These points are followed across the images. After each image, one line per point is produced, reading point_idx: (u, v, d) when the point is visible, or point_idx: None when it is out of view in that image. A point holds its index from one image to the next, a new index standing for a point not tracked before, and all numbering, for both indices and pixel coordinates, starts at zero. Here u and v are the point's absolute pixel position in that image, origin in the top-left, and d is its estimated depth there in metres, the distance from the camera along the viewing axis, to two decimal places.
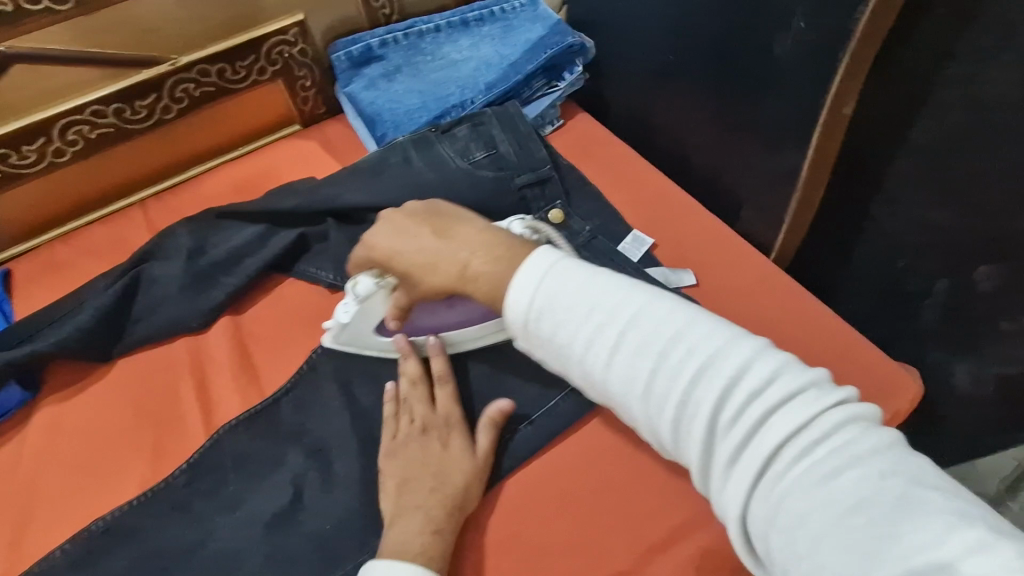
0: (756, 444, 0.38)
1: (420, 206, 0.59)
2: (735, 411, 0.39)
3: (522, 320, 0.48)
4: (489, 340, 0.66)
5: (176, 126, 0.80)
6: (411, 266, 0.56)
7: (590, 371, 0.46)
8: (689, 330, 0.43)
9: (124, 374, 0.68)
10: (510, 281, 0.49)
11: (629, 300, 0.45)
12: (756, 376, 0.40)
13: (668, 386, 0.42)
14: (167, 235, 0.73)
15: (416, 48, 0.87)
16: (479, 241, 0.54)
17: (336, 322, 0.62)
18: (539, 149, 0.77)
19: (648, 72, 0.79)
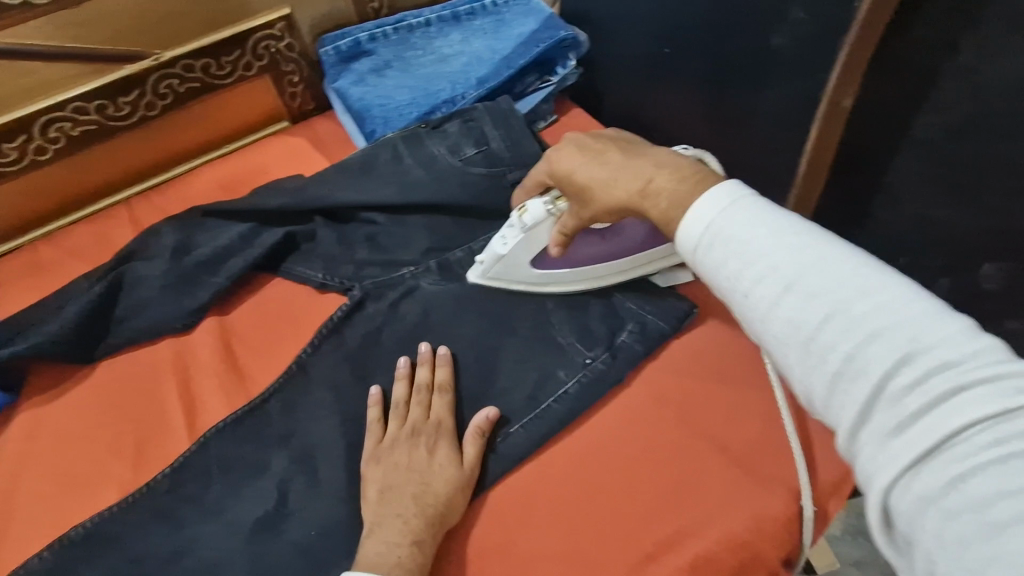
0: (930, 422, 0.31)
1: (601, 135, 0.59)
2: (914, 380, 0.32)
3: (692, 246, 0.43)
4: (643, 269, 0.67)
5: (160, 122, 0.79)
6: (585, 184, 0.56)
7: (743, 309, 0.40)
8: (880, 284, 0.35)
9: (106, 377, 0.66)
10: (694, 202, 0.44)
11: (808, 239, 0.38)
12: (950, 348, 0.32)
13: (835, 339, 0.35)
14: (152, 234, 0.71)
15: (407, 42, 0.85)
16: (669, 162, 0.50)
17: (493, 252, 0.64)
18: (531, 143, 0.75)
19: (643, 66, 0.77)
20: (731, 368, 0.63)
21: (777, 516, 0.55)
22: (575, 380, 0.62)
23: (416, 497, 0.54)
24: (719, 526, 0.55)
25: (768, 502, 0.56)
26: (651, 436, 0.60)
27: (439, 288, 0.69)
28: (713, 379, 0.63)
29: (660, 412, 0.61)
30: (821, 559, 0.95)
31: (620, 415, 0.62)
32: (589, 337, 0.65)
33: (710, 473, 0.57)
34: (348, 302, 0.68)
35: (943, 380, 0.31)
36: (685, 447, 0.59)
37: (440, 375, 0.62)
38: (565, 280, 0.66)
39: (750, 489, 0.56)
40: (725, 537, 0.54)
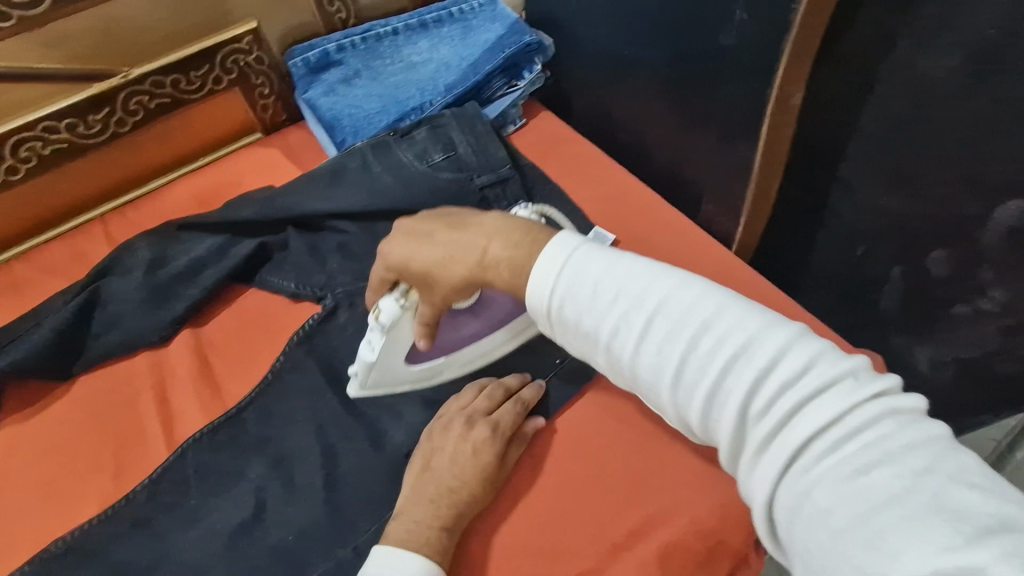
0: (784, 436, 0.35)
1: (427, 212, 0.55)
2: (767, 400, 0.36)
3: (551, 304, 0.45)
4: (516, 341, 0.66)
5: (132, 139, 0.79)
6: (427, 267, 0.52)
7: (617, 356, 0.43)
8: (720, 312, 0.39)
9: (84, 391, 0.67)
10: (535, 260, 0.47)
11: (656, 280, 0.42)
12: (790, 363, 0.36)
13: (695, 374, 0.39)
14: (125, 249, 0.72)
15: (375, 52, 0.87)
16: (496, 226, 0.51)
17: (363, 363, 0.60)
18: (498, 149, 0.77)
19: (606, 68, 0.79)
20: None
21: (742, 504, 0.57)
22: (543, 378, 0.65)
23: (450, 489, 0.55)
24: (684, 516, 0.56)
25: (731, 490, 0.57)
26: (620, 429, 0.61)
27: None
28: None
29: (627, 407, 0.63)
30: None
31: (591, 412, 0.63)
32: None
33: (676, 464, 0.59)
34: (321, 310, 0.70)
35: (787, 395, 0.35)
36: (651, 439, 0.60)
37: (526, 390, 0.62)
38: (447, 366, 0.65)
39: (716, 479, 0.58)
40: (695, 524, 0.56)
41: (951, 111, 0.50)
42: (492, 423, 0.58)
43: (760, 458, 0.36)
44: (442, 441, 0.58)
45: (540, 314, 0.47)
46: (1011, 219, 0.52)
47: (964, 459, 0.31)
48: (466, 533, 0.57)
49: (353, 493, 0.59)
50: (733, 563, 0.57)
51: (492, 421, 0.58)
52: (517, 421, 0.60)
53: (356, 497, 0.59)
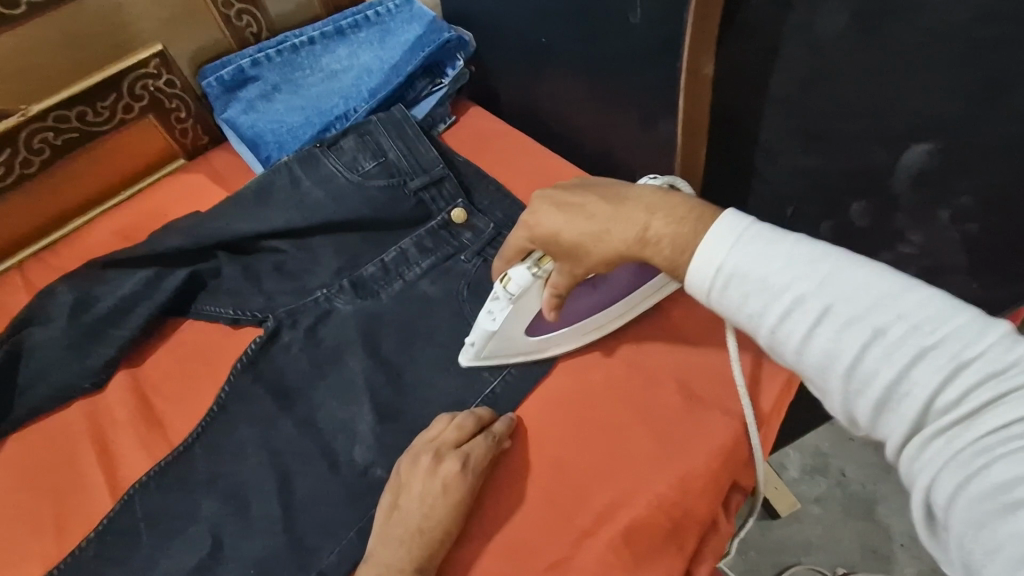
0: (979, 427, 0.34)
1: (571, 183, 0.57)
2: (960, 392, 0.36)
3: (708, 289, 0.46)
4: (627, 316, 0.65)
5: (42, 178, 0.75)
6: (577, 239, 0.53)
7: (780, 344, 0.43)
8: (920, 304, 0.38)
9: (15, 450, 0.64)
10: (701, 242, 0.46)
11: (832, 264, 0.41)
12: (995, 357, 0.35)
13: (876, 364, 0.38)
14: (46, 295, 0.68)
15: (293, 63, 0.84)
16: (655, 202, 0.51)
17: (484, 332, 0.59)
18: (428, 150, 0.75)
19: (527, 56, 0.78)
20: (648, 337, 0.65)
21: (702, 473, 0.57)
22: (511, 411, 0.62)
23: (419, 529, 0.53)
24: (646, 493, 0.56)
25: (689, 460, 0.57)
26: (577, 413, 0.61)
27: (355, 306, 0.69)
28: (631, 350, 0.64)
29: (584, 393, 0.62)
30: (780, 502, 1.03)
31: (549, 401, 0.63)
32: None
33: (637, 446, 0.59)
34: (263, 334, 0.67)
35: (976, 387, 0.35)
36: (612, 424, 0.60)
37: (501, 424, 0.60)
38: (565, 339, 0.63)
39: (677, 451, 0.58)
40: (657, 500, 0.56)
41: (850, 66, 0.52)
42: (460, 457, 0.56)
43: (933, 441, 0.36)
44: (410, 481, 0.56)
45: (700, 293, 0.46)
46: (916, 164, 0.54)
47: None
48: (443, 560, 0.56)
49: (312, 516, 0.58)
50: (700, 529, 0.58)
51: (459, 454, 0.56)
52: (488, 454, 0.57)
53: (316, 520, 0.58)
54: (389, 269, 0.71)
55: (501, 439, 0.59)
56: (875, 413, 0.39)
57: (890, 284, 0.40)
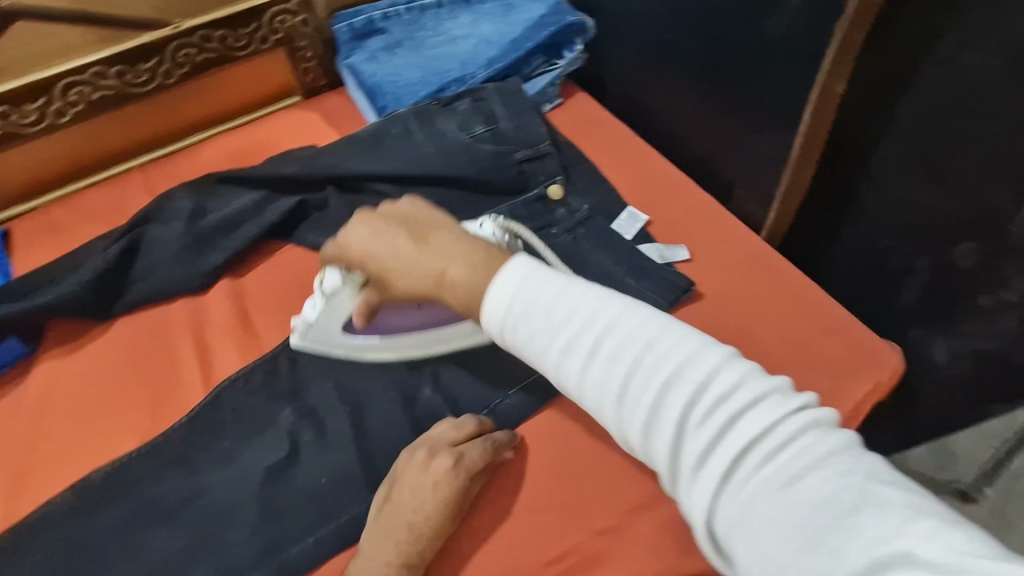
0: (724, 448, 0.41)
1: (404, 209, 0.57)
2: (705, 415, 0.42)
3: (499, 326, 0.49)
4: (456, 342, 0.65)
5: (177, 91, 0.81)
6: (383, 268, 0.54)
7: (562, 376, 0.47)
8: (664, 338, 0.45)
9: (122, 332, 0.69)
10: (492, 281, 0.49)
11: (602, 301, 0.47)
12: (726, 381, 0.43)
13: (640, 394, 0.44)
14: (167, 199, 0.73)
15: (418, 23, 0.88)
16: (462, 249, 0.53)
17: (301, 319, 0.62)
18: (537, 125, 0.78)
19: (646, 50, 0.80)
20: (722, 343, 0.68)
21: None
22: (521, 421, 0.63)
23: (410, 525, 0.54)
24: None
25: None
26: None
27: None
28: None
29: None
30: None
31: None
32: None
33: None
34: None
35: (713, 411, 0.42)
36: None
37: (501, 433, 0.60)
38: (383, 348, 0.64)
39: None
40: None
41: (990, 107, 0.52)
42: (454, 454, 0.56)
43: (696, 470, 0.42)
44: (405, 474, 0.57)
45: (495, 333, 0.50)
46: None
47: (870, 462, 0.39)
48: (433, 557, 0.56)
49: (386, 443, 0.62)
50: None
51: (454, 453, 0.57)
52: (484, 458, 0.58)
53: (387, 447, 0.61)
54: None
55: (501, 447, 0.59)
56: (641, 441, 0.45)
57: (649, 319, 0.47)
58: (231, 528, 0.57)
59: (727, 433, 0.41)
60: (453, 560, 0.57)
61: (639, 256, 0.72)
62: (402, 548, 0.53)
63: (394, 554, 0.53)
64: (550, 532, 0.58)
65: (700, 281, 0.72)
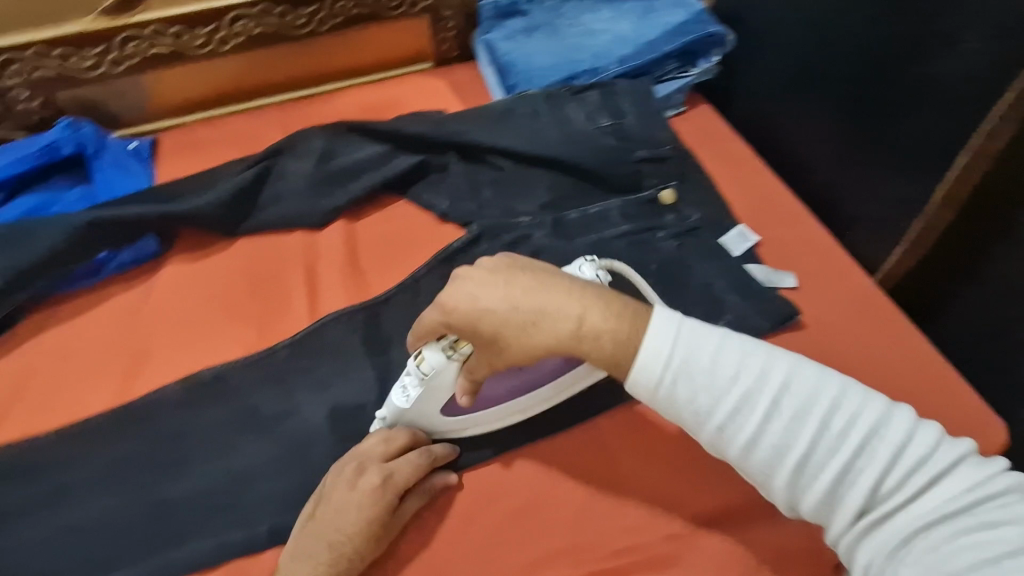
0: (905, 505, 0.43)
1: (507, 260, 0.52)
2: (883, 473, 0.44)
3: (658, 383, 0.49)
4: (555, 400, 0.63)
5: (326, 39, 0.86)
6: (501, 329, 0.50)
7: (728, 439, 0.48)
8: (845, 400, 0.46)
9: (243, 250, 0.73)
10: (645, 334, 0.49)
11: (764, 355, 0.48)
12: (900, 435, 0.45)
13: (817, 454, 0.45)
14: (301, 136, 0.78)
15: (558, 12, 0.90)
16: (589, 294, 0.51)
17: (396, 406, 0.58)
18: (663, 128, 0.78)
19: (789, 76, 0.80)
20: None
21: None
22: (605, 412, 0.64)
23: (331, 543, 0.52)
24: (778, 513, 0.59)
25: None
26: None
27: (553, 242, 0.73)
28: None
29: None
30: None
31: None
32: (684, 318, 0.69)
33: None
34: (466, 236, 0.73)
35: (905, 473, 0.44)
36: None
37: (440, 446, 0.60)
38: (477, 423, 0.61)
39: None
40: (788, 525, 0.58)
41: None
42: (383, 471, 0.55)
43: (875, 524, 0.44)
44: (332, 489, 0.55)
45: (648, 391, 0.49)
46: None
47: None
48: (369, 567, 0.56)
49: None
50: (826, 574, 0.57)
51: (384, 469, 0.55)
52: (416, 473, 0.57)
53: None
54: (590, 220, 0.75)
55: (436, 460, 0.59)
56: (819, 502, 0.46)
57: (811, 372, 0.47)
58: (318, 449, 0.61)
59: (906, 487, 0.44)
60: (517, 532, 0.58)
61: (745, 276, 0.71)
62: (341, 556, 0.52)
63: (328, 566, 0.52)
64: (616, 523, 0.59)
65: (803, 312, 0.71)
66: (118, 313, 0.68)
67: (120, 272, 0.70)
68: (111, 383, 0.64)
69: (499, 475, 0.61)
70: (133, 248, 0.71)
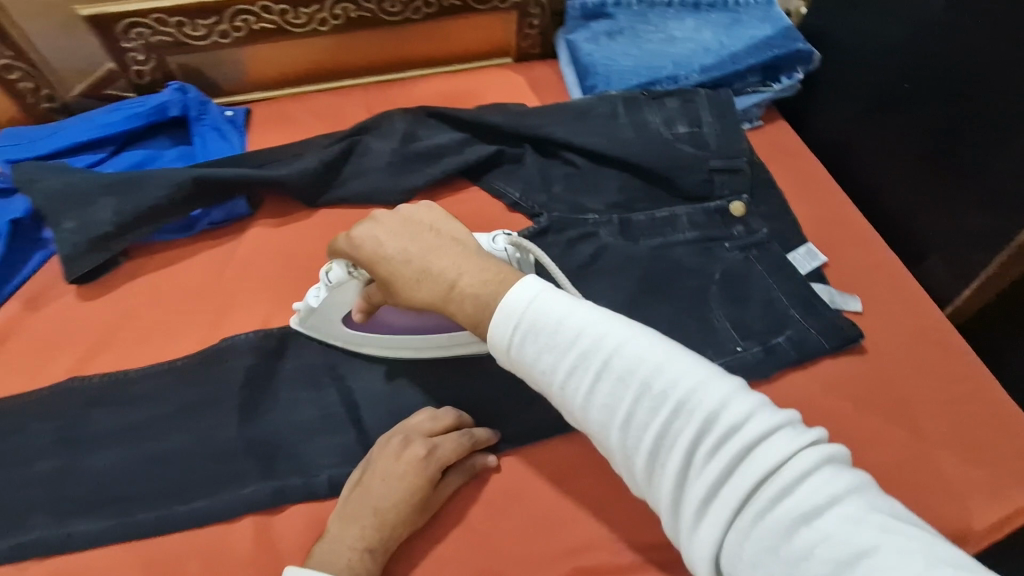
0: (728, 485, 0.38)
1: (423, 216, 0.55)
2: (710, 448, 0.39)
3: (506, 342, 0.46)
4: (453, 347, 0.66)
5: (417, 27, 0.89)
6: (390, 272, 0.52)
7: (567, 401, 0.45)
8: (675, 368, 0.42)
9: (322, 220, 0.77)
10: (503, 295, 0.47)
11: (604, 321, 0.45)
12: (735, 412, 0.40)
13: (644, 421, 0.42)
14: (387, 117, 0.82)
15: (644, 16, 0.91)
16: (471, 260, 0.51)
17: (305, 305, 0.62)
18: (741, 141, 0.79)
19: (873, 98, 0.79)
20: (878, 402, 0.66)
21: None
22: None
23: (376, 510, 0.54)
24: None
25: None
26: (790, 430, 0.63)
27: (618, 241, 0.75)
28: (856, 403, 0.66)
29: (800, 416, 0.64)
30: None
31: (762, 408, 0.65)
32: (745, 327, 0.68)
33: None
34: (535, 227, 0.75)
35: (730, 450, 0.39)
36: None
37: (482, 430, 0.62)
38: (375, 343, 0.66)
39: None
40: None
41: None
42: (428, 444, 0.57)
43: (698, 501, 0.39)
44: (379, 459, 0.57)
45: (499, 347, 0.47)
46: None
47: (885, 506, 0.37)
48: (411, 539, 0.58)
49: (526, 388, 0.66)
50: None
51: (429, 443, 0.58)
52: (459, 451, 0.59)
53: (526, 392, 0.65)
54: (656, 224, 0.76)
55: (478, 444, 0.61)
56: (643, 472, 0.42)
57: (655, 343, 0.43)
58: (378, 414, 0.64)
59: (735, 469, 0.39)
60: (562, 516, 0.59)
61: (812, 294, 0.70)
62: (384, 523, 0.54)
63: (370, 531, 0.54)
64: (662, 519, 0.59)
65: (868, 337, 0.70)
66: (206, 265, 0.73)
67: (210, 229, 0.75)
68: (195, 329, 0.68)
69: (547, 460, 0.62)
70: (225, 207, 0.76)
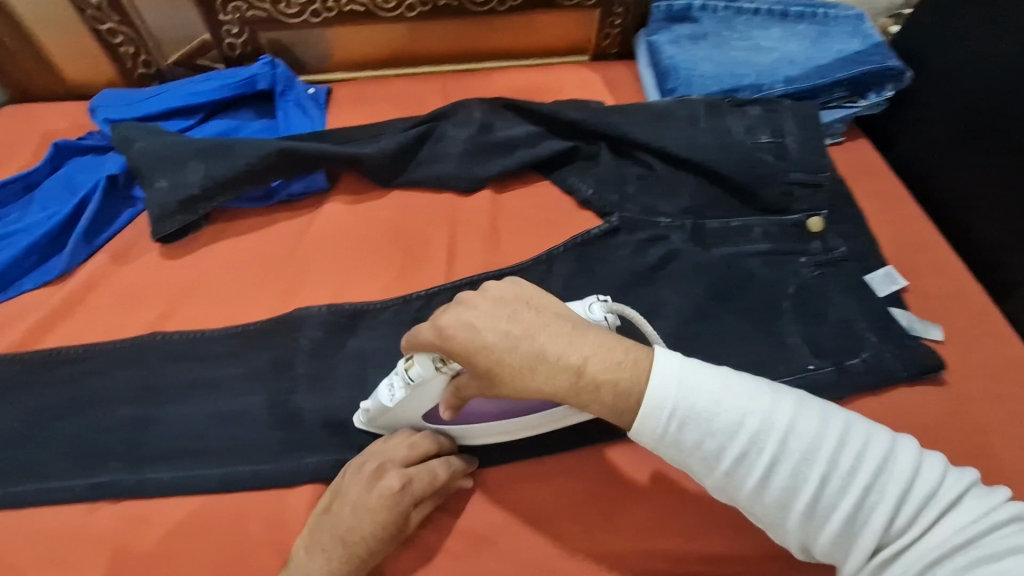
0: (921, 544, 0.42)
1: (518, 291, 0.49)
2: (896, 512, 0.43)
3: (668, 428, 0.46)
4: (539, 428, 0.60)
5: (500, 19, 0.89)
6: (496, 362, 0.46)
7: (737, 484, 0.46)
8: (845, 438, 0.44)
9: (396, 201, 0.78)
10: (649, 376, 0.46)
11: (762, 394, 0.46)
12: (912, 474, 0.43)
13: (826, 497, 0.44)
14: (465, 106, 0.82)
15: (729, 23, 0.90)
16: (590, 340, 0.48)
17: (378, 403, 0.56)
18: (824, 155, 0.77)
19: (969, 123, 0.76)
20: (956, 436, 0.63)
21: None
22: None
23: (343, 541, 0.52)
24: None
25: None
26: None
27: (689, 246, 0.73)
28: (933, 435, 0.63)
29: None
30: None
31: None
32: (817, 345, 0.67)
33: None
34: (606, 226, 0.75)
35: (913, 510, 0.43)
36: None
37: (458, 459, 0.58)
38: (454, 433, 0.60)
39: None
40: None
41: None
42: (402, 477, 0.54)
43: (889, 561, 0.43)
44: (350, 486, 0.55)
45: (653, 436, 0.46)
46: None
47: None
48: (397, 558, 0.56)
49: None
50: None
51: (404, 475, 0.54)
52: (433, 485, 0.55)
53: None
54: (729, 232, 0.75)
55: (454, 475, 0.58)
56: (827, 543, 0.45)
57: (814, 412, 0.45)
58: None
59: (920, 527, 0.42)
60: (616, 520, 0.58)
61: (890, 318, 0.68)
62: (352, 552, 0.52)
63: (338, 561, 0.52)
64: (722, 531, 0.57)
65: (948, 368, 0.67)
66: (282, 236, 0.74)
67: (289, 200, 0.77)
68: (269, 294, 0.70)
69: (607, 462, 0.61)
70: (304, 180, 0.77)
